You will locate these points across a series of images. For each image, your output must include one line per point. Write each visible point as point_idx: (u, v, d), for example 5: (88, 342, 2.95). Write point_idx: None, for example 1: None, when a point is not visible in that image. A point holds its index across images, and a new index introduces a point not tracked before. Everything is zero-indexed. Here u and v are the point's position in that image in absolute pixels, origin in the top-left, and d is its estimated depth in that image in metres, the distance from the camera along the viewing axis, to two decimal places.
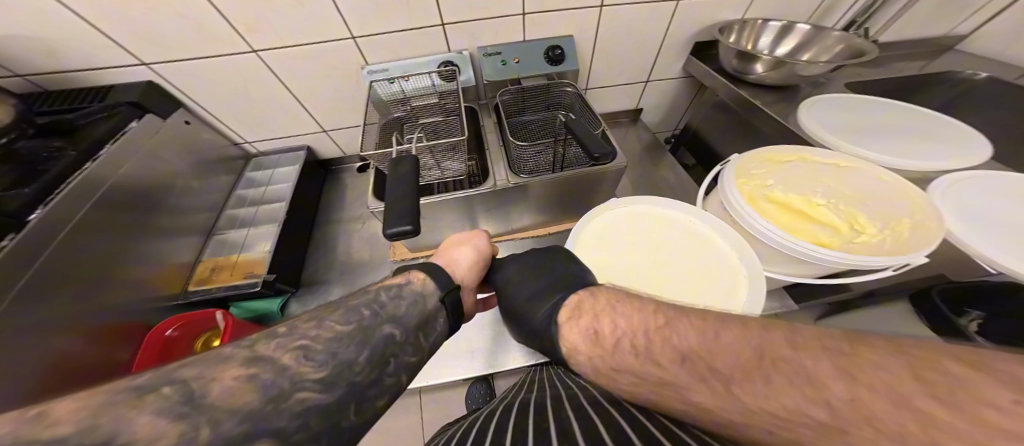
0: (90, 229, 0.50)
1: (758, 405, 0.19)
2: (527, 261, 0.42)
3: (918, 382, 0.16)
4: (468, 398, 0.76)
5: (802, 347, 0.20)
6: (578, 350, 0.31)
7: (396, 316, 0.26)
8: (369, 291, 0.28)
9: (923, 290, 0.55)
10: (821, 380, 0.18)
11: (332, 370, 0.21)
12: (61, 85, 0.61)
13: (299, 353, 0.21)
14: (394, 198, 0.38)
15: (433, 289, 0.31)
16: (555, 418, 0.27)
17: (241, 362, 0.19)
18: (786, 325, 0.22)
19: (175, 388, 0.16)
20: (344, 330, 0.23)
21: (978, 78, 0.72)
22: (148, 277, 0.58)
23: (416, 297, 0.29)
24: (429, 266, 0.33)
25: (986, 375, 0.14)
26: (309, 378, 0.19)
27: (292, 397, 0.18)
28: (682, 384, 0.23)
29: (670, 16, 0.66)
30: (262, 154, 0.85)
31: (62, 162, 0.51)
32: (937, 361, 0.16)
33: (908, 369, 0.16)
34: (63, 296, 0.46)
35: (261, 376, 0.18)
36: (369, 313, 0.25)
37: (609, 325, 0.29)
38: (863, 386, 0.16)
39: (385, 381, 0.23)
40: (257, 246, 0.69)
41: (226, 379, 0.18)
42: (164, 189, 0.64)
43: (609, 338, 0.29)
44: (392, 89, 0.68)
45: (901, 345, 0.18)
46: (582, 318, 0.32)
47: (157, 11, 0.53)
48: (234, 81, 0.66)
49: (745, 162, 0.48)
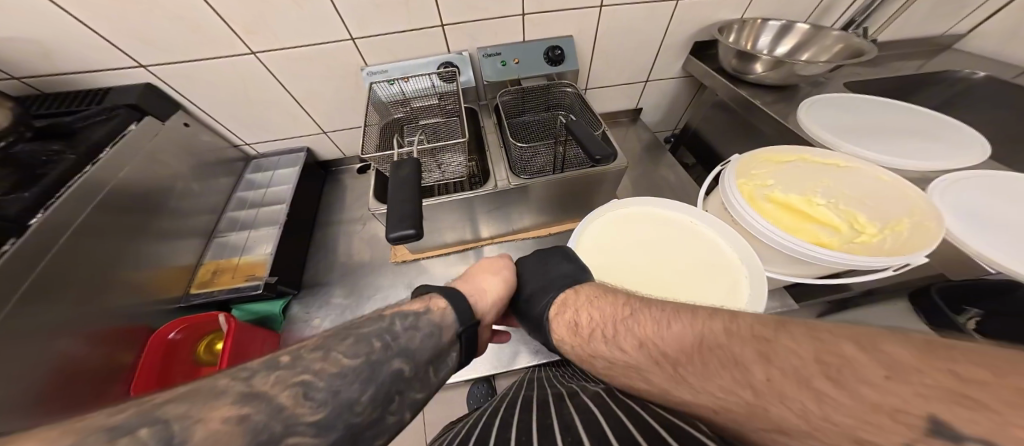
0: (91, 232, 0.50)
1: (697, 385, 0.21)
2: (532, 264, 0.42)
3: (819, 364, 0.16)
4: (470, 398, 0.77)
5: (732, 333, 0.21)
6: (565, 340, 0.34)
7: (407, 348, 0.25)
8: (383, 320, 0.26)
9: (923, 288, 0.57)
10: (744, 364, 0.19)
11: (331, 411, 0.19)
12: (58, 87, 0.61)
13: (298, 392, 0.19)
14: (398, 200, 0.38)
15: (452, 323, 0.29)
16: (557, 415, 0.27)
17: (232, 399, 0.18)
18: (731, 314, 0.23)
19: (152, 431, 0.15)
20: (350, 364, 0.22)
21: (975, 77, 0.72)
22: (149, 280, 0.58)
23: (432, 330, 0.28)
24: (450, 296, 0.32)
25: (871, 356, 0.15)
26: (303, 423, 0.18)
27: (284, 442, 0.17)
28: (641, 369, 0.25)
29: (669, 15, 0.66)
30: (261, 156, 0.85)
31: (61, 166, 0.50)
32: (837, 344, 0.16)
33: (812, 351, 0.17)
34: (65, 300, 0.46)
35: (251, 419, 0.17)
36: (379, 346, 0.24)
37: (587, 318, 0.32)
38: (774, 368, 0.17)
39: (387, 419, 0.22)
40: (258, 248, 0.69)
41: (212, 422, 0.16)
42: (164, 192, 0.64)
43: (586, 329, 0.32)
44: (392, 90, 0.68)
45: (818, 328, 0.18)
46: (566, 312, 0.34)
47: (156, 13, 0.53)
48: (233, 83, 0.66)
49: (746, 162, 0.49)
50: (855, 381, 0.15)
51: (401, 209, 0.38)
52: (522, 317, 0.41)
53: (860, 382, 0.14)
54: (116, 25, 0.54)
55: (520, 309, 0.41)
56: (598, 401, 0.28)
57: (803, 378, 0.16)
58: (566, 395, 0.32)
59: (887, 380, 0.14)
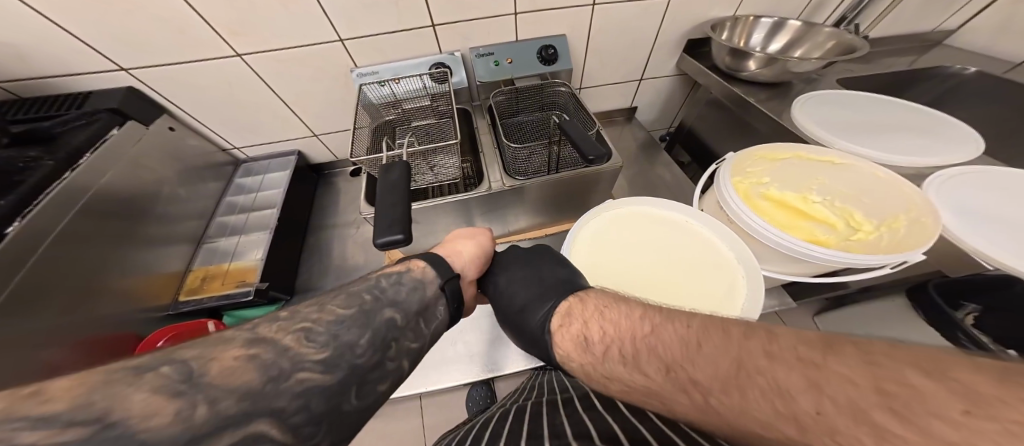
0: (73, 239, 0.49)
1: (733, 414, 0.19)
2: (524, 264, 0.42)
3: (880, 394, 0.15)
4: (469, 401, 0.76)
5: (776, 356, 0.19)
6: (572, 357, 0.31)
7: (396, 300, 0.25)
8: (368, 278, 0.26)
9: (922, 284, 0.60)
10: (788, 392, 0.17)
11: (333, 352, 0.19)
12: (36, 91, 0.59)
13: (302, 335, 0.19)
14: (386, 205, 0.37)
15: (434, 277, 0.29)
16: (549, 424, 0.27)
17: (241, 342, 0.18)
18: (764, 330, 0.21)
19: (174, 368, 0.15)
20: (345, 313, 0.22)
21: (966, 72, 0.73)
22: (135, 287, 0.56)
23: (417, 284, 0.27)
24: (429, 255, 0.32)
25: (945, 387, 0.14)
26: (309, 359, 0.18)
27: (292, 378, 0.17)
28: (669, 397, 0.22)
29: (663, 12, 0.66)
30: (251, 160, 0.83)
31: (38, 173, 0.48)
32: (900, 372, 0.15)
33: (872, 380, 0.16)
34: (48, 309, 0.44)
35: (260, 357, 0.17)
36: (370, 298, 0.24)
37: (597, 332, 0.29)
38: (827, 399, 0.16)
39: (386, 365, 0.21)
40: (248, 253, 0.67)
41: (226, 360, 0.16)
42: (150, 198, 0.62)
43: (597, 346, 0.28)
44: (383, 92, 0.67)
45: (872, 350, 0.17)
46: (572, 324, 0.31)
47: (136, 13, 0.51)
48: (219, 85, 0.64)
49: (741, 160, 0.48)
50: (928, 416, 0.13)
51: (387, 216, 0.36)
52: (511, 328, 0.39)
53: (935, 417, 0.13)
54: (94, 25, 0.52)
55: (508, 319, 0.39)
56: (592, 415, 0.28)
57: (863, 412, 0.15)
58: (562, 403, 0.32)
59: (968, 416, 0.13)
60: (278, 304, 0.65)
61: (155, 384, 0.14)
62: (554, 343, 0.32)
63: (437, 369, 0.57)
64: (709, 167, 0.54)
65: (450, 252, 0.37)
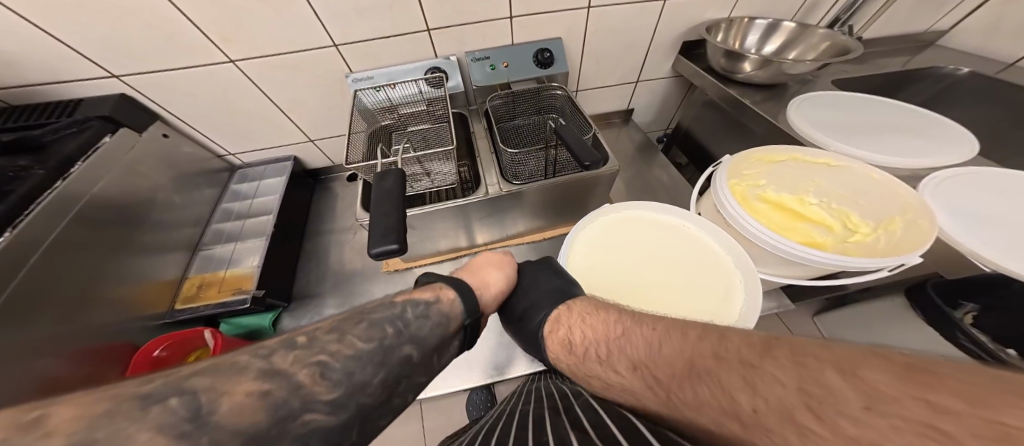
0: (68, 247, 0.48)
1: (691, 411, 0.21)
2: (536, 275, 0.40)
3: (801, 394, 0.16)
4: (469, 405, 0.75)
5: (720, 358, 0.21)
6: (564, 358, 0.34)
7: (417, 335, 0.24)
8: (394, 307, 0.25)
9: (920, 284, 0.60)
10: (733, 392, 0.19)
11: (344, 392, 0.18)
12: (26, 99, 0.58)
13: (316, 371, 0.19)
14: (380, 214, 0.37)
15: (460, 316, 0.28)
16: (552, 430, 0.26)
17: (255, 375, 0.17)
18: (718, 335, 0.23)
19: (182, 401, 0.15)
20: (365, 348, 0.21)
21: (960, 73, 0.73)
22: (134, 294, 0.56)
23: (441, 320, 0.26)
24: (458, 288, 0.30)
25: (850, 386, 0.15)
26: (320, 401, 0.17)
27: (300, 419, 0.17)
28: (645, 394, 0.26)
29: (658, 14, 0.66)
30: (246, 165, 0.83)
31: (28, 182, 0.47)
32: (821, 373, 0.17)
33: (796, 380, 0.17)
34: (44, 318, 0.43)
35: (273, 395, 0.17)
36: (392, 332, 0.23)
37: (584, 338, 0.32)
38: (761, 398, 0.18)
39: (392, 402, 0.21)
40: (245, 260, 0.67)
41: (238, 395, 0.16)
42: (145, 205, 0.61)
43: (581, 348, 0.33)
44: (379, 97, 0.67)
45: (803, 352, 0.18)
46: (562, 330, 0.35)
47: (127, 20, 0.51)
48: (212, 92, 0.64)
49: (738, 162, 0.48)
50: (833, 412, 0.15)
51: (381, 225, 0.36)
52: (518, 332, 0.40)
53: (837, 413, 0.15)
54: (85, 31, 0.51)
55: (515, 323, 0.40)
56: (588, 413, 0.28)
57: (785, 409, 0.16)
58: (563, 406, 0.32)
59: (865, 412, 0.14)
60: (275, 311, 0.65)
61: (161, 421, 0.14)
62: (547, 347, 0.36)
63: (438, 375, 0.56)
64: (706, 171, 0.54)
65: (479, 275, 0.36)
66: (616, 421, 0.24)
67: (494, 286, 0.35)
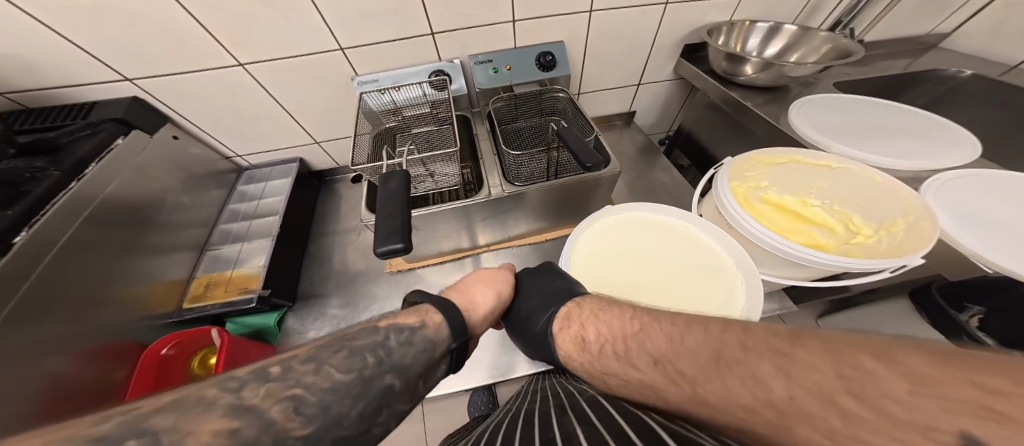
0: (79, 248, 0.49)
1: (714, 406, 0.19)
2: (535, 277, 0.43)
3: (839, 378, 0.15)
4: (472, 406, 0.76)
5: (748, 347, 0.19)
6: (573, 357, 0.33)
7: (400, 364, 0.23)
8: (377, 333, 0.24)
9: (925, 287, 0.59)
10: (761, 379, 0.17)
11: (320, 427, 0.17)
12: (44, 102, 0.60)
13: (290, 405, 0.17)
14: (384, 215, 0.38)
15: (445, 338, 0.27)
16: (558, 426, 0.27)
17: (223, 411, 0.16)
18: (744, 325, 0.21)
19: (143, 442, 0.14)
20: (343, 379, 0.20)
21: (963, 75, 0.73)
22: (143, 294, 0.57)
23: (427, 346, 0.25)
24: (443, 306, 0.30)
25: (893, 369, 0.14)
26: (291, 437, 0.16)
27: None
28: (659, 389, 0.23)
29: (659, 18, 0.66)
30: (254, 167, 0.84)
31: (45, 183, 0.49)
32: (857, 358, 0.15)
33: (833, 365, 0.15)
34: (55, 319, 0.44)
35: (240, 434, 0.15)
36: (372, 362, 0.22)
37: (595, 333, 0.31)
38: (795, 383, 0.16)
39: (372, 432, 0.20)
40: (252, 260, 0.68)
41: (203, 435, 0.15)
42: (154, 207, 0.63)
43: (594, 346, 0.31)
44: (383, 100, 0.68)
45: (834, 340, 0.17)
46: (572, 327, 0.34)
47: (140, 25, 0.52)
48: (222, 96, 0.66)
49: (739, 164, 0.49)
50: (880, 396, 0.13)
51: (386, 225, 0.37)
52: (524, 337, 0.40)
53: (885, 397, 0.13)
54: (99, 36, 0.53)
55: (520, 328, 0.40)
56: (593, 408, 0.28)
57: (828, 394, 0.15)
58: (568, 404, 0.33)
59: (910, 393, 0.13)
60: (280, 311, 0.66)
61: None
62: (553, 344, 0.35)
63: None
64: (707, 173, 0.55)
65: (464, 297, 0.35)
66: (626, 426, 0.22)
67: (483, 306, 0.35)
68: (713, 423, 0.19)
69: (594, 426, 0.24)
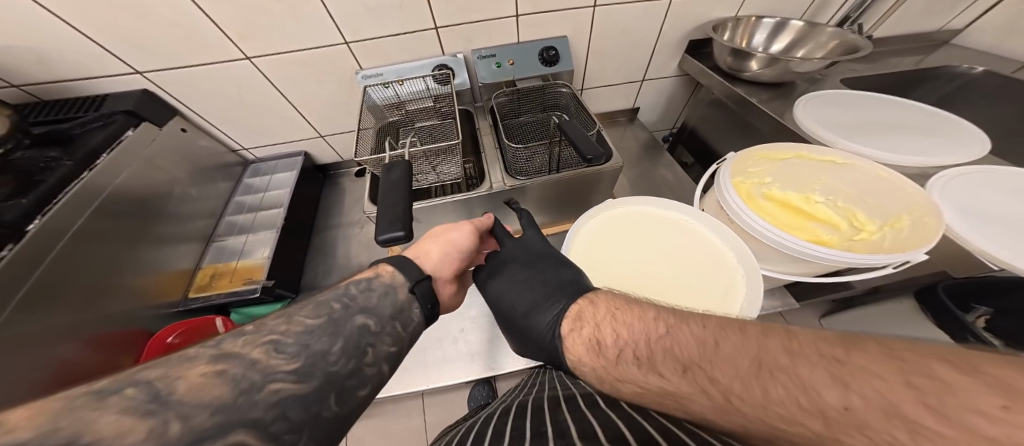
0: (89, 238, 0.50)
1: (760, 415, 0.19)
2: (528, 265, 0.41)
3: (908, 388, 0.15)
4: (472, 400, 0.76)
5: (796, 354, 0.19)
6: (583, 362, 0.30)
7: (369, 307, 0.26)
8: (337, 287, 0.27)
9: (930, 286, 0.58)
10: (814, 389, 0.18)
11: (306, 361, 0.20)
12: (58, 95, 0.61)
13: (270, 348, 0.20)
14: (387, 204, 0.38)
15: (402, 281, 0.29)
16: (553, 421, 0.27)
17: (207, 360, 0.18)
18: (781, 329, 0.22)
19: (139, 390, 0.16)
20: (314, 323, 0.23)
21: (975, 72, 0.72)
22: (150, 285, 0.58)
23: (389, 287, 0.28)
24: (397, 259, 0.32)
25: (976, 379, 0.14)
26: (280, 370, 0.19)
27: (266, 389, 0.18)
28: (687, 396, 0.22)
29: (663, 14, 0.66)
30: (259, 160, 0.85)
31: (58, 172, 0.50)
32: (925, 366, 0.16)
33: (898, 374, 0.16)
34: (65, 308, 0.46)
35: (228, 372, 0.18)
36: (339, 306, 0.25)
37: (610, 335, 0.28)
38: (856, 394, 0.16)
39: (365, 370, 0.22)
40: (256, 251, 0.69)
41: (192, 377, 0.17)
42: (161, 199, 0.64)
43: (611, 349, 0.28)
44: (387, 93, 0.68)
45: (892, 347, 0.17)
46: (583, 327, 0.31)
47: (149, 18, 0.53)
48: (228, 88, 0.66)
49: (743, 160, 0.48)
50: (964, 411, 0.14)
51: (389, 213, 0.37)
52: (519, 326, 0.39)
53: (968, 410, 0.14)
54: (110, 30, 0.54)
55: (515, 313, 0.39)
56: (597, 409, 0.28)
57: (895, 407, 0.15)
58: (564, 400, 0.33)
59: (1006, 410, 0.13)
60: (284, 302, 0.67)
61: (121, 405, 0.15)
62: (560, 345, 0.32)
63: (440, 367, 0.57)
64: (711, 169, 0.55)
65: (417, 252, 0.37)
66: (632, 432, 0.22)
67: (433, 255, 0.37)
68: (756, 431, 0.19)
69: (596, 427, 0.24)
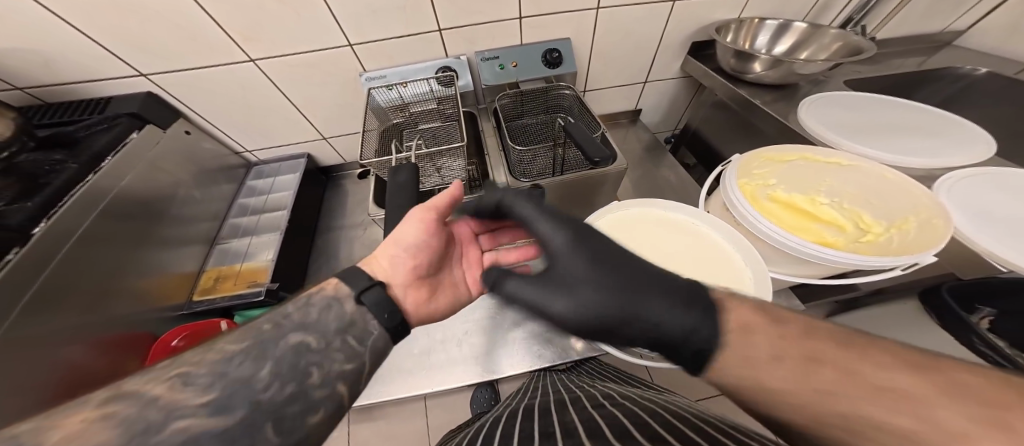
0: (93, 241, 0.50)
1: None
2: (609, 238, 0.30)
3: None
4: (474, 402, 0.76)
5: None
6: (724, 368, 0.22)
7: (305, 327, 0.28)
8: (276, 308, 0.29)
9: (935, 287, 0.58)
10: None
11: (220, 393, 0.22)
12: (62, 97, 0.62)
13: (178, 382, 0.22)
14: (394, 207, 0.39)
15: (347, 292, 0.31)
16: (559, 422, 0.27)
17: (101, 402, 0.20)
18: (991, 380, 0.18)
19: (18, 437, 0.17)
20: (236, 348, 0.25)
21: (978, 73, 0.72)
22: (153, 287, 0.58)
23: (330, 300, 0.30)
24: (347, 269, 0.33)
25: None
26: (189, 405, 0.21)
27: (171, 426, 0.20)
28: (875, 425, 0.18)
29: (666, 16, 0.66)
30: (263, 162, 0.86)
31: (63, 175, 0.50)
32: None
33: None
34: (71, 310, 0.46)
35: (122, 413, 0.19)
36: (270, 328, 0.27)
37: (771, 344, 0.22)
38: None
39: (311, 394, 0.24)
40: (260, 254, 0.69)
41: (72, 423, 0.18)
42: (165, 201, 0.64)
43: (768, 361, 0.21)
44: (391, 95, 0.68)
45: None
46: (744, 332, 0.23)
47: (154, 20, 0.54)
48: (232, 91, 0.67)
49: (747, 161, 0.48)
50: None
51: (396, 217, 0.38)
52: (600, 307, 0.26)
53: None
54: (115, 33, 0.54)
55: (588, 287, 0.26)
56: (600, 410, 0.28)
57: None
58: (569, 402, 0.33)
59: None
60: None
61: None
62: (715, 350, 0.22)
63: (443, 370, 0.57)
64: (716, 170, 0.55)
65: (372, 261, 0.36)
66: (638, 429, 0.22)
67: (388, 262, 0.36)
68: None
69: (602, 426, 0.24)
